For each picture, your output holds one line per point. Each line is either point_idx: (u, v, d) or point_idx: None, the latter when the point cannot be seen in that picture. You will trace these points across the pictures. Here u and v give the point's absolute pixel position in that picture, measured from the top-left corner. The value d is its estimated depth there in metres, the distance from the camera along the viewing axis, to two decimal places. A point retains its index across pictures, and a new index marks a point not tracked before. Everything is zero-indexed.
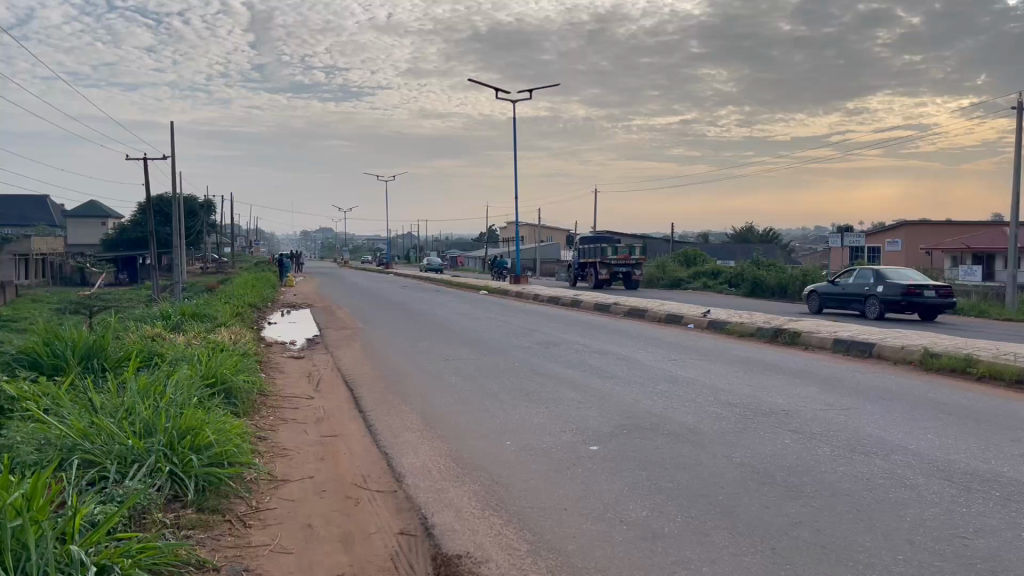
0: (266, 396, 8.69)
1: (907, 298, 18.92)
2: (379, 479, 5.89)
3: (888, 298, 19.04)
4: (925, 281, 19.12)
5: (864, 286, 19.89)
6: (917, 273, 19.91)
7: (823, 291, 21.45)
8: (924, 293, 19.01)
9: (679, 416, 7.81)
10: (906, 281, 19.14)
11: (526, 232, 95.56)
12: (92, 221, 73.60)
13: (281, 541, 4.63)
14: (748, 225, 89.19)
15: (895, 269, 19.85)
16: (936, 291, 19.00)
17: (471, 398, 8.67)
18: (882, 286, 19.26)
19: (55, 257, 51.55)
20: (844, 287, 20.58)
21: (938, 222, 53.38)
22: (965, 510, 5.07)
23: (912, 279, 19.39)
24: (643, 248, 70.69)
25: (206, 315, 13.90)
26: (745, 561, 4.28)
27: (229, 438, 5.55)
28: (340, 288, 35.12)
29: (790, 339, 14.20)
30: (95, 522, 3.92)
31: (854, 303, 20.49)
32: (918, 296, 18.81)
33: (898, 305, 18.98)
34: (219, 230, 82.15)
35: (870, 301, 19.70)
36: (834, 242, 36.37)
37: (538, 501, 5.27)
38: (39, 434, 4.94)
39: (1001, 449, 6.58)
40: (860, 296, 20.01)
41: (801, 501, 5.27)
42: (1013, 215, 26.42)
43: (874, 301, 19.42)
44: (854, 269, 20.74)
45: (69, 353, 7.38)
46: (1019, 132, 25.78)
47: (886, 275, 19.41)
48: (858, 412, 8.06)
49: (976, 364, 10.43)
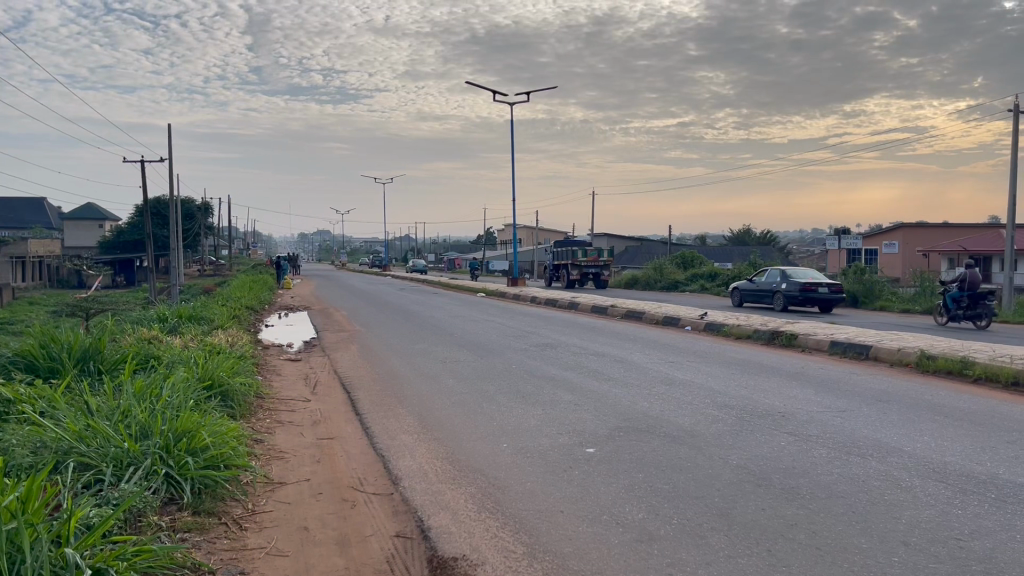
0: (262, 398, 8.68)
1: (804, 294, 22.61)
2: (375, 482, 5.89)
3: (789, 293, 22.78)
4: (820, 279, 22.79)
5: (773, 283, 23.63)
6: (819, 273, 23.58)
7: (744, 287, 25.07)
8: (820, 289, 22.69)
9: (675, 417, 7.84)
10: (804, 280, 22.86)
11: (524, 235, 95.66)
12: (90, 224, 73.56)
13: (276, 544, 4.63)
14: (745, 228, 89.32)
15: (799, 269, 23.54)
16: (829, 288, 22.66)
17: (468, 401, 8.66)
18: (785, 284, 23.03)
19: (54, 260, 51.56)
20: (758, 285, 24.36)
21: (935, 225, 53.51)
22: (961, 512, 5.08)
23: (812, 278, 23.08)
24: (642, 251, 70.70)
25: (203, 318, 13.88)
26: (740, 563, 4.29)
27: (225, 440, 5.55)
28: (338, 290, 35.11)
29: (786, 341, 14.24)
30: (91, 525, 3.91)
31: (766, 298, 24.25)
32: (814, 292, 22.50)
33: (797, 299, 22.68)
34: (217, 232, 82.11)
35: (777, 297, 23.45)
36: (831, 245, 36.45)
37: (534, 503, 5.27)
38: (35, 437, 4.93)
39: (996, 450, 6.60)
40: (769, 292, 23.76)
41: (798, 503, 5.28)
42: (1010, 218, 26.49)
43: (779, 296, 23.18)
44: (767, 269, 24.50)
45: (65, 356, 7.37)
46: (1015, 135, 25.89)
47: (789, 273, 23.12)
48: (854, 414, 8.06)
49: (971, 365, 10.46)
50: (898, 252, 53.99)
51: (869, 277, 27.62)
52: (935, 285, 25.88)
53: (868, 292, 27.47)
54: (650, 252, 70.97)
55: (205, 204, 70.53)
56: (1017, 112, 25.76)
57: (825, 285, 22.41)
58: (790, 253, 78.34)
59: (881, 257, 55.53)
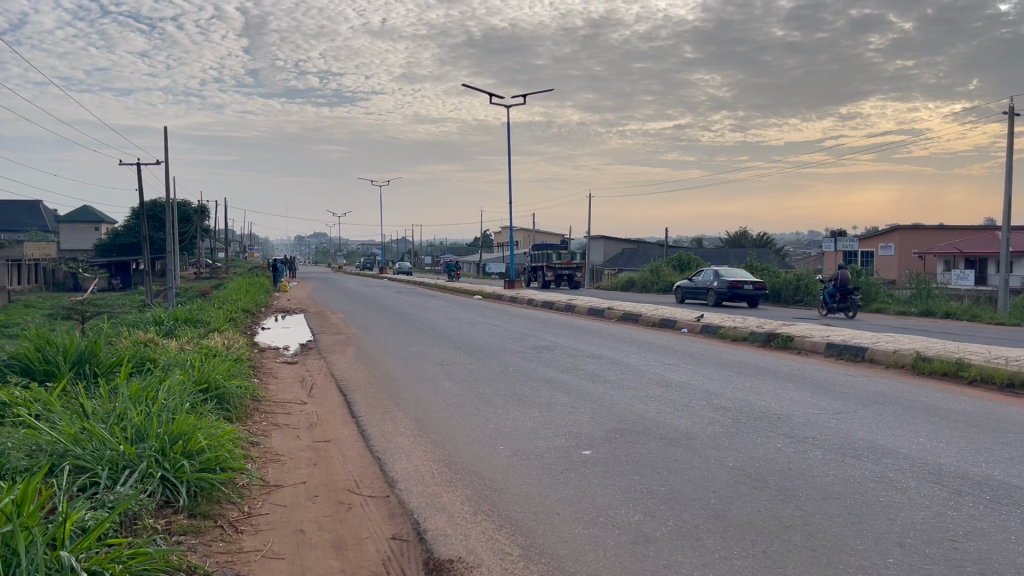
0: (258, 401, 8.67)
1: (732, 291, 26.24)
2: (371, 484, 5.89)
3: (720, 291, 26.43)
4: (747, 277, 26.39)
5: (707, 282, 27.33)
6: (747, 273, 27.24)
7: (684, 287, 28.83)
8: (745, 286, 26.32)
9: (671, 419, 7.85)
10: (732, 278, 26.52)
11: (521, 238, 95.74)
12: (85, 226, 73.40)
13: (273, 547, 4.63)
14: (741, 230, 89.44)
15: (730, 269, 27.19)
16: (753, 285, 26.26)
17: (465, 403, 8.66)
18: (716, 283, 26.71)
19: (50, 263, 51.36)
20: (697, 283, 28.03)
21: (931, 227, 53.67)
22: (955, 513, 5.09)
23: (740, 276, 26.74)
24: (638, 253, 70.66)
25: (199, 320, 13.85)
26: (736, 564, 4.30)
27: (221, 443, 5.55)
28: (334, 292, 35.07)
29: (782, 343, 14.27)
30: (86, 528, 3.91)
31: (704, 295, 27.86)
32: (740, 289, 26.10)
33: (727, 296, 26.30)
34: (213, 235, 81.99)
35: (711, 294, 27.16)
36: (827, 247, 36.51)
37: (531, 505, 5.28)
38: (30, 440, 4.93)
39: (991, 452, 6.61)
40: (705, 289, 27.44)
41: (793, 504, 5.29)
42: (1006, 220, 26.55)
43: (713, 293, 26.86)
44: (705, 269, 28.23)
45: (60, 359, 7.36)
46: (1010, 137, 25.98)
47: (721, 273, 26.81)
48: (850, 416, 8.08)
49: (966, 367, 10.49)
50: (894, 254, 54.10)
51: (866, 279, 27.67)
52: (931, 287, 25.96)
53: (864, 294, 27.52)
54: (646, 254, 71.02)
55: (201, 206, 70.43)
56: (1012, 115, 25.84)
57: (750, 282, 25.99)
58: (786, 256, 78.47)
59: (877, 259, 55.64)
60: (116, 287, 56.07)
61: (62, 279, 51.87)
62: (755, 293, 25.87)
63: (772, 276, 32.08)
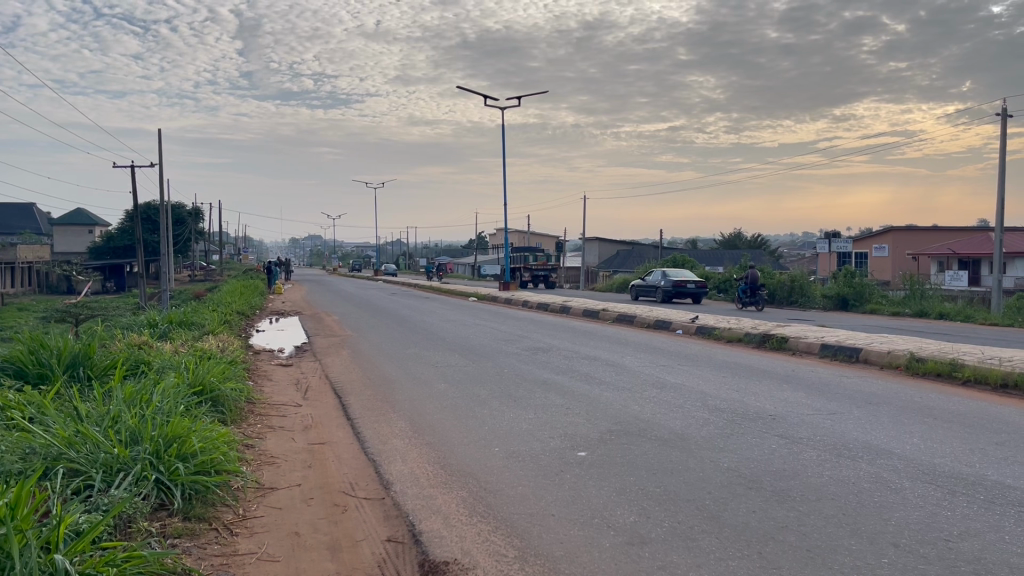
0: (253, 403, 8.65)
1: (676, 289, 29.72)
2: (366, 486, 5.89)
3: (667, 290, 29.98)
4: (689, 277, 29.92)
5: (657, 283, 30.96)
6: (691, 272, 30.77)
7: (639, 287, 32.52)
8: (688, 286, 29.82)
9: (666, 420, 7.87)
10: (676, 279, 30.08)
11: (516, 240, 95.84)
12: (79, 229, 73.25)
13: (267, 549, 4.62)
14: (735, 232, 89.73)
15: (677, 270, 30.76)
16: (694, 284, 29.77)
17: (460, 404, 8.67)
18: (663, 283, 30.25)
19: (44, 265, 51.12)
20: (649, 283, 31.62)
21: (924, 228, 53.93)
22: (950, 513, 5.11)
23: (684, 276, 30.35)
24: (633, 255, 70.84)
25: (194, 323, 13.84)
26: (730, 565, 4.31)
27: (216, 446, 5.54)
28: (329, 295, 35.01)
29: (776, 344, 14.29)
30: (80, 531, 3.90)
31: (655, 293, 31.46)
32: (684, 289, 29.60)
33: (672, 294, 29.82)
34: (208, 237, 81.89)
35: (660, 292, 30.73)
36: (821, 248, 36.56)
37: (526, 506, 5.28)
38: (24, 443, 4.91)
39: (984, 451, 6.64)
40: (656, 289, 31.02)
41: (788, 505, 5.30)
42: (998, 221, 26.69)
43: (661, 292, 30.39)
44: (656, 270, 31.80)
45: (55, 363, 7.34)
46: (1002, 139, 26.12)
47: (667, 274, 30.41)
48: (844, 416, 8.10)
49: (960, 368, 10.52)
50: (888, 254, 54.27)
51: (860, 280, 27.74)
52: (924, 288, 26.06)
53: (858, 295, 27.58)
54: (642, 256, 70.96)
55: (195, 209, 70.29)
56: (1004, 117, 25.99)
57: (690, 282, 29.53)
58: (781, 256, 78.70)
59: (871, 259, 55.79)
60: (110, 290, 55.94)
61: (56, 282, 51.73)
62: (695, 290, 29.38)
63: (766, 278, 32.13)
